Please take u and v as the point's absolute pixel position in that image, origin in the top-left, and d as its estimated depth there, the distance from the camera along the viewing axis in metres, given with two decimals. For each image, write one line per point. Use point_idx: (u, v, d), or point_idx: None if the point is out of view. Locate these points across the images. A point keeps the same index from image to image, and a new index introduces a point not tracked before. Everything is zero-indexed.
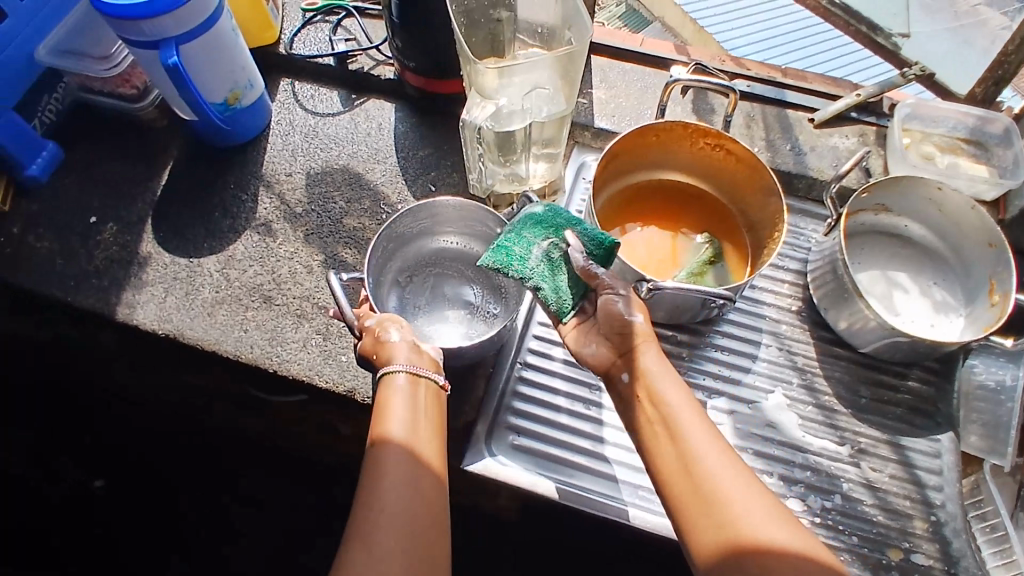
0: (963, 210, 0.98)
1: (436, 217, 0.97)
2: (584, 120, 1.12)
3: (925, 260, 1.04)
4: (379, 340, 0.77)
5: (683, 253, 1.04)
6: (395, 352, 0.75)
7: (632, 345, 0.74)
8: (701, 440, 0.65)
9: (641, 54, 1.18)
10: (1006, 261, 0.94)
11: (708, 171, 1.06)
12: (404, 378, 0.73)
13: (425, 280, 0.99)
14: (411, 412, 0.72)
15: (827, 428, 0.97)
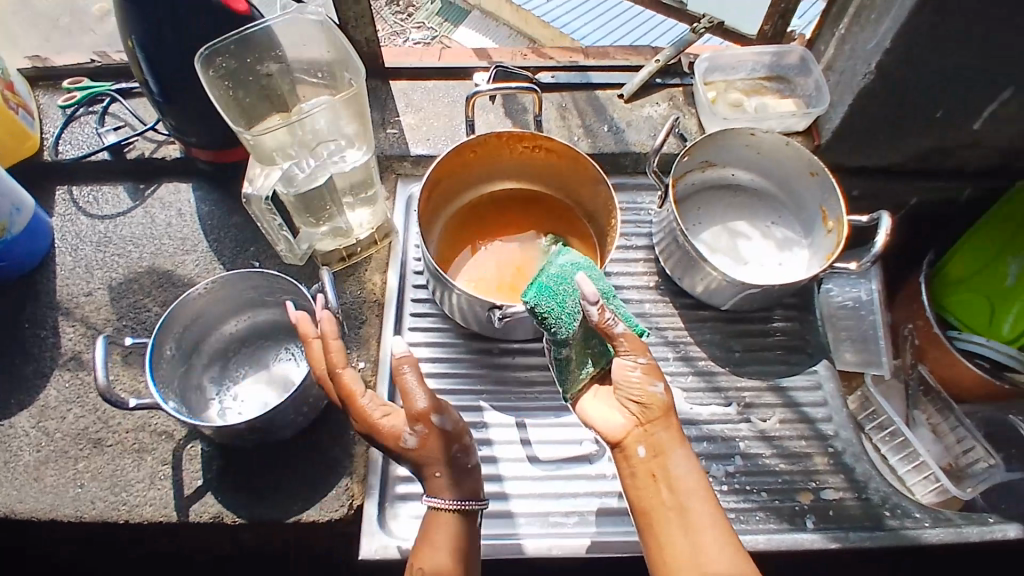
0: (779, 149, 0.99)
1: (222, 295, 0.90)
2: (397, 150, 1.05)
3: (758, 203, 1.06)
4: (455, 453, 0.71)
5: (532, 260, 0.99)
6: (458, 484, 0.71)
7: (649, 418, 0.68)
8: (716, 547, 0.62)
9: (439, 68, 1.12)
10: (829, 187, 0.95)
11: (537, 172, 1.02)
12: (456, 517, 0.70)
13: (228, 352, 0.93)
14: (454, 554, 0.68)
15: (710, 391, 0.94)
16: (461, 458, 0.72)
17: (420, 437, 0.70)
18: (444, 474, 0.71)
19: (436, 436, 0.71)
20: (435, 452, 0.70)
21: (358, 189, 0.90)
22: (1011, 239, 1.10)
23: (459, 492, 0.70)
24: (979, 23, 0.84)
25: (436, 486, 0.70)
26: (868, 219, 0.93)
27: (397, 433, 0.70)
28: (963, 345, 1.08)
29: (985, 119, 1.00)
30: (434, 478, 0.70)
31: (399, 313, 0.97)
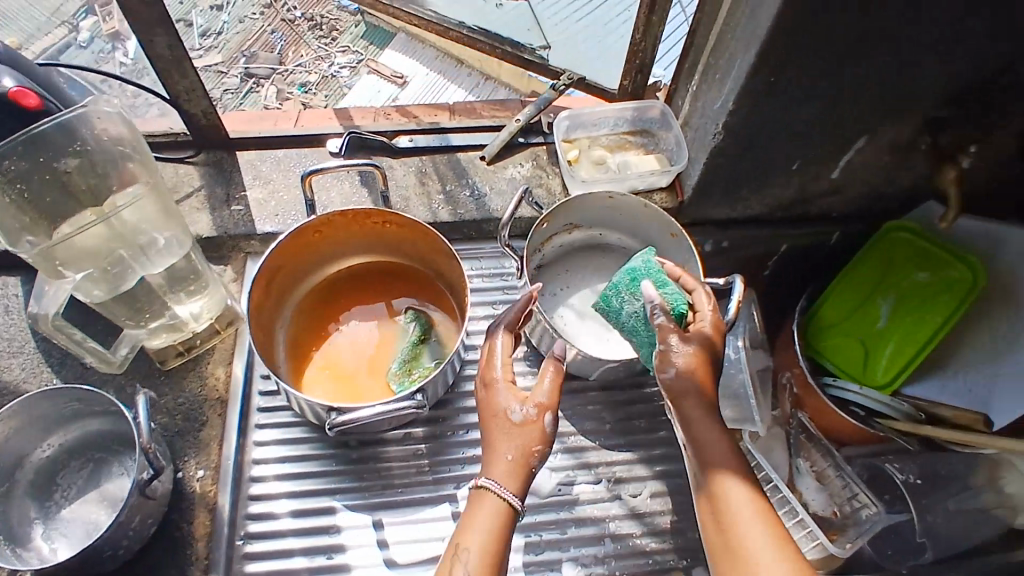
0: (638, 209, 0.96)
1: (32, 416, 0.82)
2: (243, 229, 0.98)
3: (627, 262, 1.03)
4: (529, 445, 0.70)
5: (390, 341, 0.95)
6: (495, 459, 0.70)
7: (688, 390, 0.70)
8: (753, 521, 0.64)
9: (291, 136, 1.07)
10: (688, 248, 0.93)
11: (392, 246, 0.98)
12: (498, 505, 0.67)
13: (45, 476, 0.85)
14: (492, 536, 0.66)
15: (577, 468, 0.91)
16: (530, 461, 0.70)
17: (529, 423, 0.71)
18: (515, 458, 0.69)
19: (527, 429, 0.70)
20: (502, 431, 0.71)
21: (183, 280, 0.85)
22: (881, 282, 1.09)
23: (504, 483, 0.68)
24: (814, 83, 0.83)
25: (498, 471, 0.69)
26: (724, 283, 0.90)
27: (507, 405, 0.71)
28: (839, 393, 1.06)
29: (841, 168, 0.99)
30: (510, 457, 0.69)
31: (246, 409, 0.92)
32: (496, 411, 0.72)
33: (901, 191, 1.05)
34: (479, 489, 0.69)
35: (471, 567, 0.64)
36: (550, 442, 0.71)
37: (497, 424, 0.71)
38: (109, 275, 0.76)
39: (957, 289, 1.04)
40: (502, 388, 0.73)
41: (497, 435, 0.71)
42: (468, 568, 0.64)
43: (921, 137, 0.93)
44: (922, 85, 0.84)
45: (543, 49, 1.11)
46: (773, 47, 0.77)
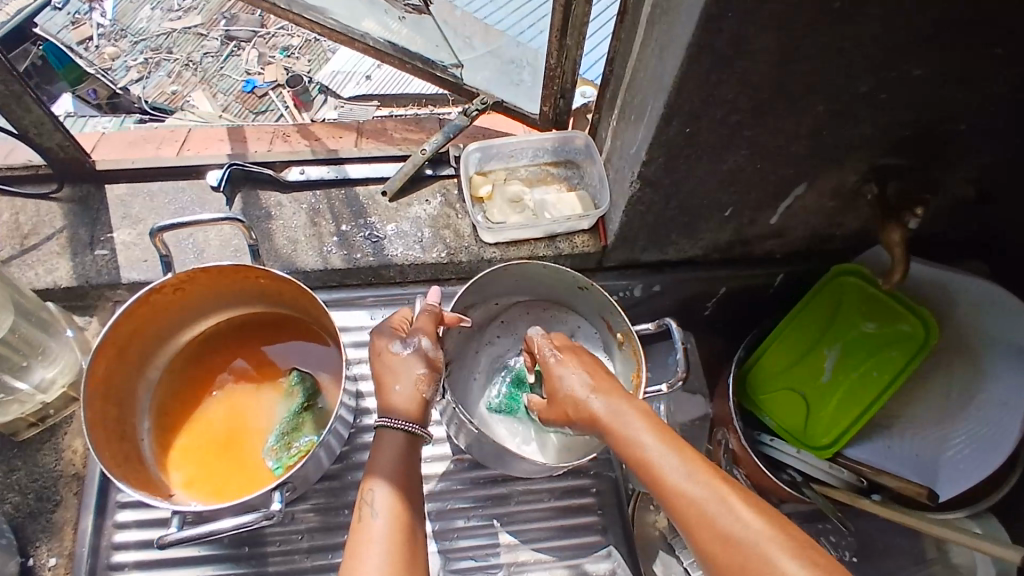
0: (548, 273, 0.85)
1: None
2: (107, 278, 0.88)
3: (546, 323, 0.92)
4: (416, 376, 0.65)
5: (271, 408, 0.85)
6: (392, 397, 0.65)
7: (615, 417, 0.63)
8: (733, 508, 0.53)
9: (169, 168, 0.95)
10: (607, 301, 0.83)
11: (270, 301, 0.87)
12: (399, 438, 0.63)
13: None
14: (399, 475, 0.61)
15: (474, 557, 0.82)
16: (424, 389, 0.66)
17: (413, 353, 0.66)
18: (403, 391, 0.65)
19: (412, 359, 0.66)
20: (387, 367, 0.66)
21: (22, 349, 0.76)
22: (827, 330, 0.99)
23: (399, 414, 0.64)
24: (738, 134, 0.71)
25: (393, 405, 0.64)
26: (655, 324, 0.83)
27: (386, 342, 0.67)
28: (776, 454, 0.98)
29: (781, 214, 0.88)
30: (399, 389, 0.65)
31: (106, 484, 0.81)
32: (378, 349, 0.67)
33: (850, 235, 0.95)
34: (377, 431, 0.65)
35: (380, 507, 0.59)
36: (441, 369, 0.68)
37: (382, 363, 0.66)
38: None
39: (908, 344, 0.93)
40: (382, 332, 0.68)
41: (383, 374, 0.66)
42: (378, 506, 0.59)
43: (866, 185, 0.81)
44: (864, 135, 0.73)
45: (456, 67, 1.00)
46: (685, 97, 0.66)
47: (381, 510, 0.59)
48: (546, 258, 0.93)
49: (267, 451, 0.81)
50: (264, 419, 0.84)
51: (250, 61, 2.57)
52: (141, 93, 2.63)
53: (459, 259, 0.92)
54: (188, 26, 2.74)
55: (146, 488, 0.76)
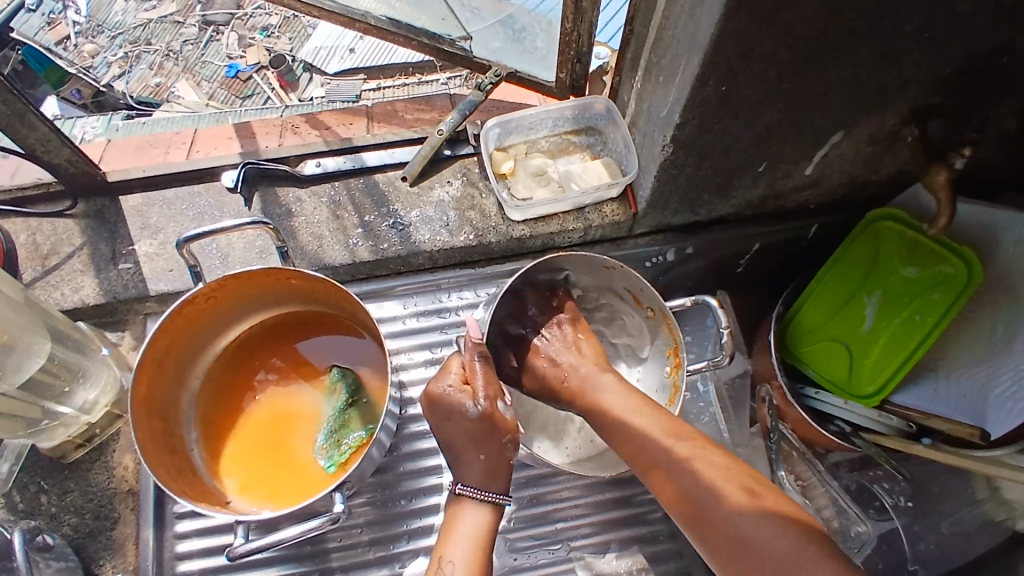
0: (587, 266, 0.83)
1: None
2: (134, 291, 0.86)
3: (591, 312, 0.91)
4: (499, 442, 0.68)
5: (316, 408, 0.84)
6: (472, 467, 0.67)
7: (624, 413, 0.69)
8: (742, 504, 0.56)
9: (183, 172, 0.93)
10: (638, 281, 0.80)
11: (302, 300, 0.85)
12: (487, 508, 0.66)
13: None
14: (479, 545, 0.64)
15: (534, 535, 0.83)
16: (503, 455, 0.68)
17: (489, 418, 0.67)
18: (482, 458, 0.67)
19: (490, 425, 0.67)
20: (464, 435, 0.67)
21: (63, 375, 0.75)
22: (866, 279, 0.96)
23: (483, 484, 0.67)
24: (775, 89, 0.69)
25: (472, 474, 0.67)
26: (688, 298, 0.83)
27: (459, 405, 0.67)
28: (821, 406, 0.98)
29: (816, 164, 0.85)
30: (484, 459, 0.67)
31: (162, 496, 0.81)
32: (449, 413, 0.68)
33: (885, 178, 0.92)
34: (456, 496, 0.67)
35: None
36: (516, 429, 0.69)
37: (453, 423, 0.67)
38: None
39: (951, 286, 0.89)
40: (449, 392, 0.68)
41: (459, 436, 0.67)
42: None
43: (906, 128, 0.79)
44: (906, 75, 0.70)
45: (464, 41, 0.97)
46: (722, 55, 0.63)
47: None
48: (576, 231, 0.91)
49: (316, 450, 0.81)
50: (308, 421, 0.83)
51: (230, 45, 2.52)
52: (124, 87, 2.56)
53: (488, 240, 0.90)
54: (163, 16, 2.71)
55: (201, 497, 0.76)
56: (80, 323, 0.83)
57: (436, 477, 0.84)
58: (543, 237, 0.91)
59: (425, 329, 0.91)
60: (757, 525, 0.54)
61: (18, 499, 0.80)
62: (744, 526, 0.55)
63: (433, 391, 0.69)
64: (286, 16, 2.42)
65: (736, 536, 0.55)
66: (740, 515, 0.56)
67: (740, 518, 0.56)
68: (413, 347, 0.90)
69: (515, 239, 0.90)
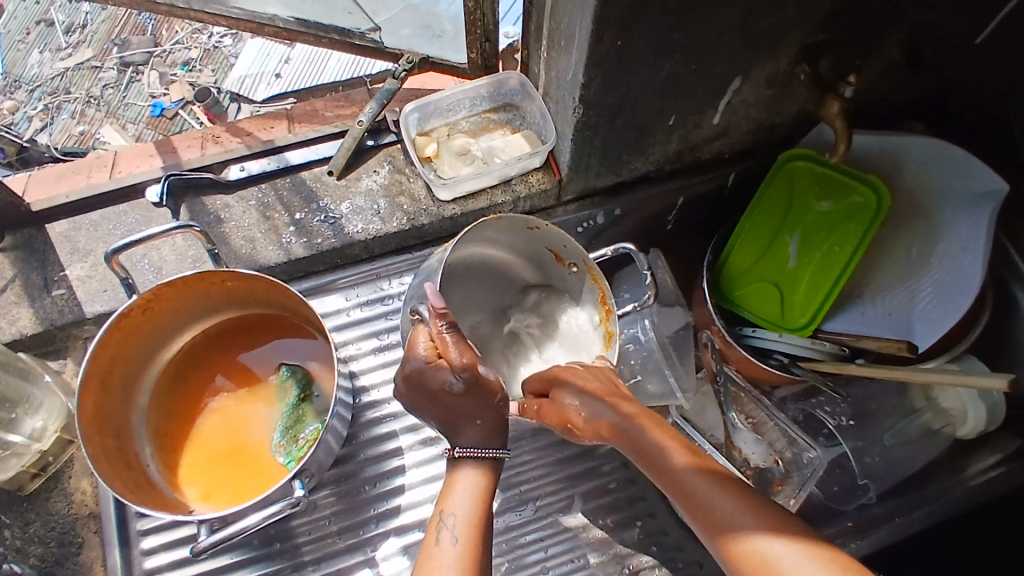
0: (522, 228, 0.83)
1: None
2: (70, 316, 0.85)
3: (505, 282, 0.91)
4: (490, 402, 0.68)
5: (268, 406, 0.84)
6: (463, 432, 0.67)
7: (631, 425, 0.70)
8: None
9: (106, 193, 0.93)
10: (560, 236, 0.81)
11: (241, 302, 0.86)
12: (488, 464, 0.67)
13: None
14: (478, 502, 0.64)
15: (500, 501, 0.86)
16: (495, 414, 0.68)
17: (476, 384, 0.67)
18: (476, 424, 0.67)
19: (478, 390, 0.67)
20: (454, 404, 0.67)
21: (5, 403, 0.77)
22: (785, 218, 1.01)
23: (481, 443, 0.67)
24: (668, 39, 0.72)
25: (470, 437, 0.67)
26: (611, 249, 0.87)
27: (442, 379, 0.66)
28: (761, 343, 1.01)
29: (722, 112, 0.90)
30: (479, 424, 0.68)
31: (123, 516, 0.82)
32: (434, 389, 0.67)
33: (790, 119, 0.97)
34: (453, 461, 0.68)
35: (458, 532, 0.61)
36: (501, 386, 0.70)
37: (437, 392, 0.67)
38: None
39: (863, 215, 0.95)
40: (427, 368, 0.67)
41: (447, 404, 0.67)
42: (456, 532, 0.61)
43: (798, 67, 0.84)
44: (788, 14, 0.75)
45: (373, 32, 0.99)
46: (611, 10, 0.66)
47: (459, 535, 0.61)
48: (505, 204, 0.94)
49: (274, 448, 0.81)
50: (263, 424, 0.84)
51: (153, 84, 2.39)
52: (47, 141, 2.29)
53: (420, 223, 0.91)
54: (81, 62, 2.51)
55: (164, 507, 0.76)
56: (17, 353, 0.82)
57: (398, 460, 0.86)
58: (474, 214, 0.93)
59: (369, 318, 0.92)
60: (793, 562, 0.50)
61: None
62: (782, 556, 0.51)
63: (412, 368, 0.67)
64: (205, 47, 2.37)
65: (748, 548, 0.53)
66: (774, 543, 0.52)
67: (771, 544, 0.52)
68: (360, 337, 0.91)
69: (448, 219, 0.92)
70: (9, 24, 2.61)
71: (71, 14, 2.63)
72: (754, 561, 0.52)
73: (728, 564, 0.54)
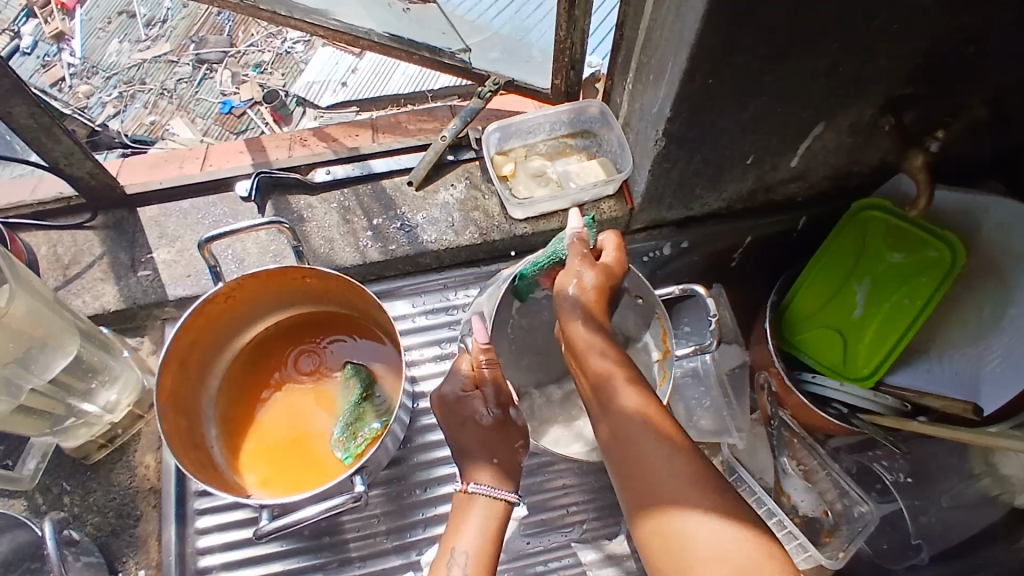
0: None
1: None
2: (154, 297, 0.90)
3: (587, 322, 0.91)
4: (511, 447, 0.69)
5: (332, 400, 0.87)
6: (478, 464, 0.67)
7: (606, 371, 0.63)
8: (720, 540, 0.52)
9: (196, 184, 0.98)
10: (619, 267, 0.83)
11: (316, 299, 0.89)
12: (500, 506, 0.66)
13: None
14: (488, 538, 0.65)
15: (545, 520, 0.87)
16: (512, 459, 0.69)
17: (503, 423, 0.69)
18: (492, 459, 0.68)
19: (503, 431, 0.69)
20: (475, 440, 0.68)
21: (87, 374, 0.80)
22: (855, 265, 0.99)
23: (496, 484, 0.67)
24: (759, 81, 0.74)
25: (484, 474, 0.67)
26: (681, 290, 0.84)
27: (473, 409, 0.69)
28: (819, 390, 1.00)
29: (801, 156, 0.90)
30: (497, 462, 0.68)
31: (182, 494, 0.85)
32: (464, 419, 0.69)
33: (868, 168, 0.97)
34: (467, 497, 0.67)
35: (469, 567, 0.63)
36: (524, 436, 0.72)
37: (458, 421, 0.69)
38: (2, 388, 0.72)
39: (937, 269, 0.93)
40: (462, 395, 0.70)
41: (465, 438, 0.69)
42: (467, 568, 0.63)
43: (885, 117, 0.84)
44: (879, 67, 0.75)
45: (463, 52, 1.03)
46: (707, 50, 0.68)
47: (470, 572, 0.63)
48: None
49: (334, 443, 0.83)
50: (326, 418, 0.86)
51: (224, 83, 2.32)
52: (117, 127, 2.27)
53: (492, 239, 0.94)
54: (157, 56, 2.46)
55: (226, 489, 0.78)
56: (101, 328, 0.87)
57: (449, 467, 0.88)
58: (544, 234, 0.95)
59: (434, 325, 0.95)
60: (708, 529, 0.53)
61: (42, 500, 0.85)
62: (697, 525, 0.54)
63: (448, 395, 0.70)
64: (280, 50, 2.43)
65: (671, 513, 0.55)
66: (692, 513, 0.54)
67: (692, 517, 0.54)
68: (423, 343, 0.94)
69: (518, 237, 0.94)
70: (91, 11, 2.63)
71: (153, 9, 2.65)
72: (672, 524, 0.55)
73: (644, 520, 0.57)
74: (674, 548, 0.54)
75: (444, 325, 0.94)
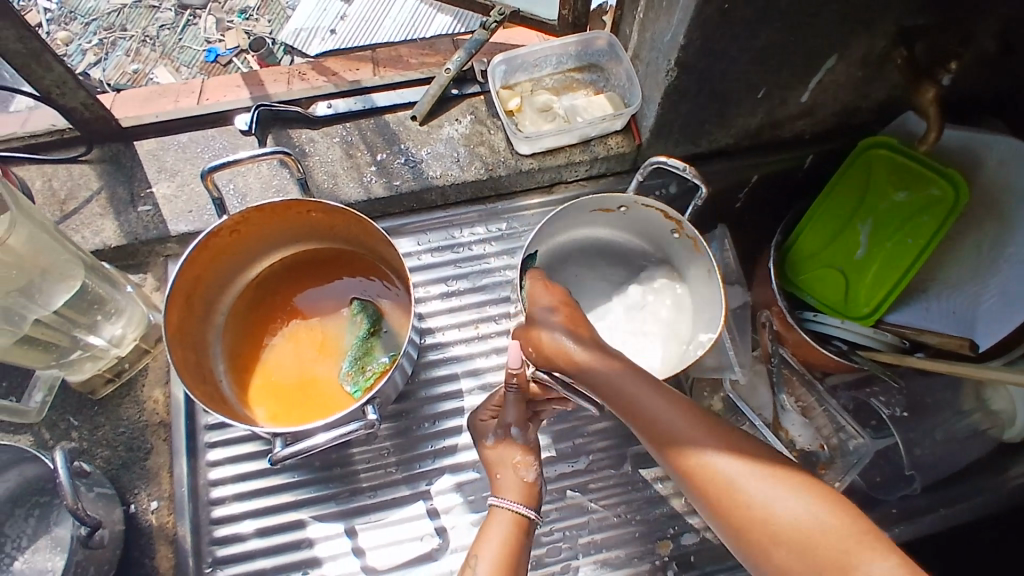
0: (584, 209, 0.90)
1: None
2: (155, 232, 0.89)
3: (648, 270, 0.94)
4: (518, 463, 0.76)
5: (339, 338, 0.87)
6: (498, 480, 0.75)
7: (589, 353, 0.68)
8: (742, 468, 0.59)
9: (194, 117, 0.96)
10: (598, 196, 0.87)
11: (321, 235, 0.88)
12: (508, 516, 0.72)
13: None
14: (507, 546, 0.69)
15: (552, 451, 0.89)
16: (525, 477, 0.75)
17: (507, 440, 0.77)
18: (509, 473, 0.75)
19: (513, 449, 0.76)
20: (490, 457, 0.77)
21: (91, 307, 0.80)
22: (859, 206, 0.99)
23: (513, 498, 0.73)
24: (774, 8, 0.72)
25: (502, 488, 0.74)
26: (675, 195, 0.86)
27: (486, 431, 0.79)
28: (820, 327, 1.00)
29: (811, 90, 0.89)
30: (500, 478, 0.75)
31: (192, 428, 0.86)
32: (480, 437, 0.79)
33: (877, 104, 0.96)
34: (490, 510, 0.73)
35: (483, 571, 0.67)
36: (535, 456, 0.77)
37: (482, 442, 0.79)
38: (3, 317, 0.71)
39: (940, 207, 0.93)
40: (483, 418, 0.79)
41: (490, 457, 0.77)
42: (481, 572, 0.67)
43: (896, 49, 0.83)
44: None
45: None
46: None
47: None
48: (582, 164, 0.95)
49: (342, 377, 0.84)
50: (335, 352, 0.86)
51: (209, 29, 1.86)
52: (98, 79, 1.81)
53: (498, 174, 0.93)
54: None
55: (237, 420, 0.79)
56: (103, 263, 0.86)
57: (456, 401, 0.89)
58: (551, 170, 0.94)
59: (439, 263, 0.94)
60: (728, 464, 0.59)
61: (49, 435, 0.85)
62: (721, 466, 0.59)
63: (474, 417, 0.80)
64: None
65: (708, 472, 0.60)
66: (718, 457, 0.60)
67: (720, 461, 0.59)
68: (429, 281, 0.93)
69: (524, 172, 0.93)
70: None
71: None
72: (712, 478, 0.59)
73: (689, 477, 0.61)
74: (725, 503, 0.58)
75: (449, 262, 0.94)
